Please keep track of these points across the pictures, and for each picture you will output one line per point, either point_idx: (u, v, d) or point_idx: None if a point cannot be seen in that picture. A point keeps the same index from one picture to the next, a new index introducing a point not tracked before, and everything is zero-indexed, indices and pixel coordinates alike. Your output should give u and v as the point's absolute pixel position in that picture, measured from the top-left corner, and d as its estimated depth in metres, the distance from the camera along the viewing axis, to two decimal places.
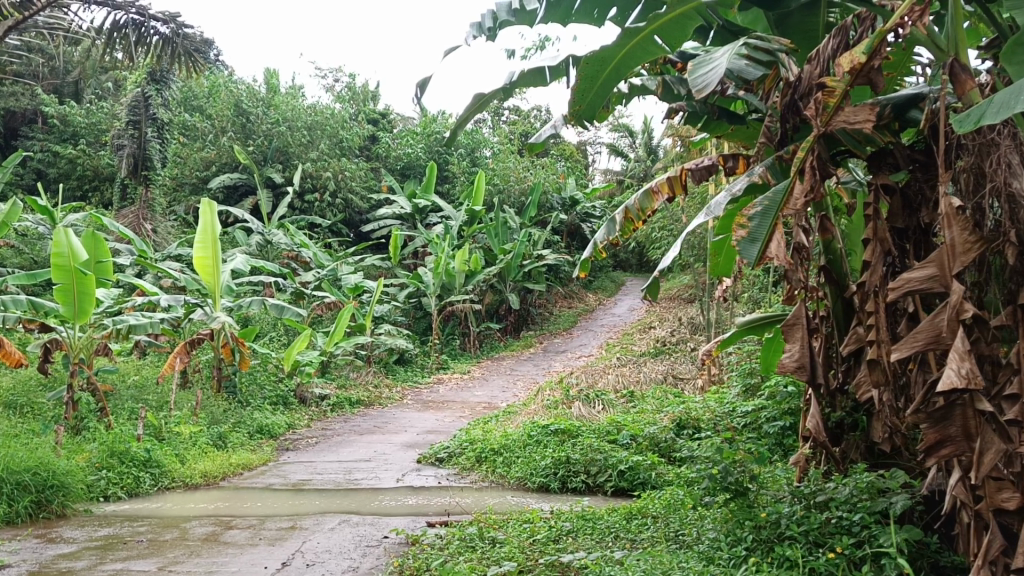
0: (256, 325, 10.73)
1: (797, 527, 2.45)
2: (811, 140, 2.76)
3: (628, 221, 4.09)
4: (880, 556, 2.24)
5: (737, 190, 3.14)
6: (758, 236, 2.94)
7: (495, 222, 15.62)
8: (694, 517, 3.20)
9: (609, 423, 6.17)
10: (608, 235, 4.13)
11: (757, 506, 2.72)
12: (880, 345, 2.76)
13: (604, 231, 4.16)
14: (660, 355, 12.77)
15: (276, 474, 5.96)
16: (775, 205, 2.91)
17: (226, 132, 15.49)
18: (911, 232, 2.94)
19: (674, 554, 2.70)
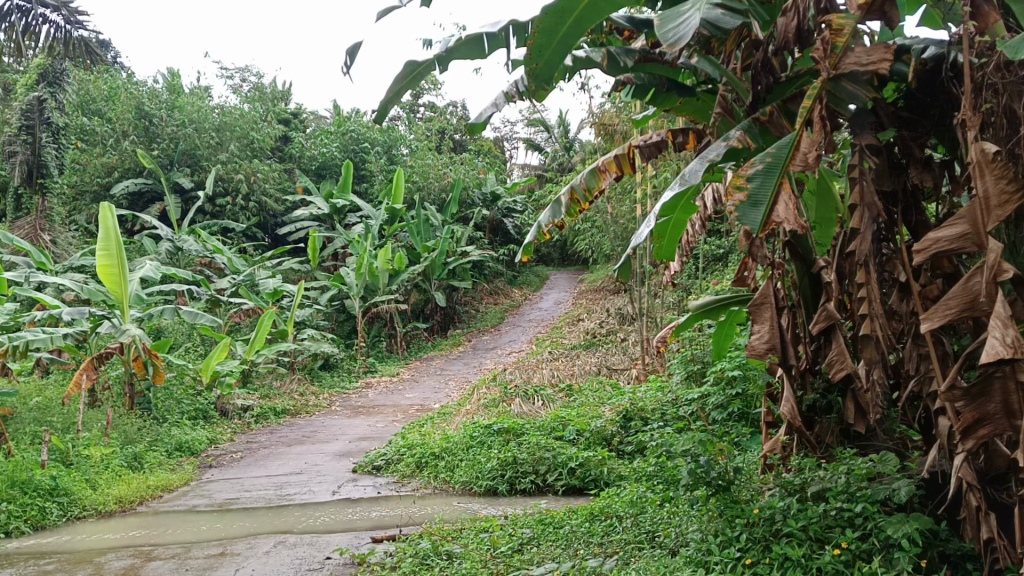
0: (170, 336, 10.13)
1: (795, 522, 2.38)
2: (819, 85, 2.62)
3: (574, 203, 3.89)
4: (888, 548, 2.20)
5: (714, 155, 2.88)
6: (763, 199, 2.69)
7: (417, 220, 15.26)
8: (668, 513, 3.04)
9: (553, 419, 5.95)
10: (553, 218, 3.95)
11: (744, 501, 2.63)
12: (874, 319, 2.72)
13: (549, 213, 3.97)
14: (591, 347, 12.65)
15: (200, 494, 5.53)
16: (780, 160, 2.68)
17: (128, 136, 14.66)
18: (900, 195, 2.87)
19: (658, 561, 2.55)
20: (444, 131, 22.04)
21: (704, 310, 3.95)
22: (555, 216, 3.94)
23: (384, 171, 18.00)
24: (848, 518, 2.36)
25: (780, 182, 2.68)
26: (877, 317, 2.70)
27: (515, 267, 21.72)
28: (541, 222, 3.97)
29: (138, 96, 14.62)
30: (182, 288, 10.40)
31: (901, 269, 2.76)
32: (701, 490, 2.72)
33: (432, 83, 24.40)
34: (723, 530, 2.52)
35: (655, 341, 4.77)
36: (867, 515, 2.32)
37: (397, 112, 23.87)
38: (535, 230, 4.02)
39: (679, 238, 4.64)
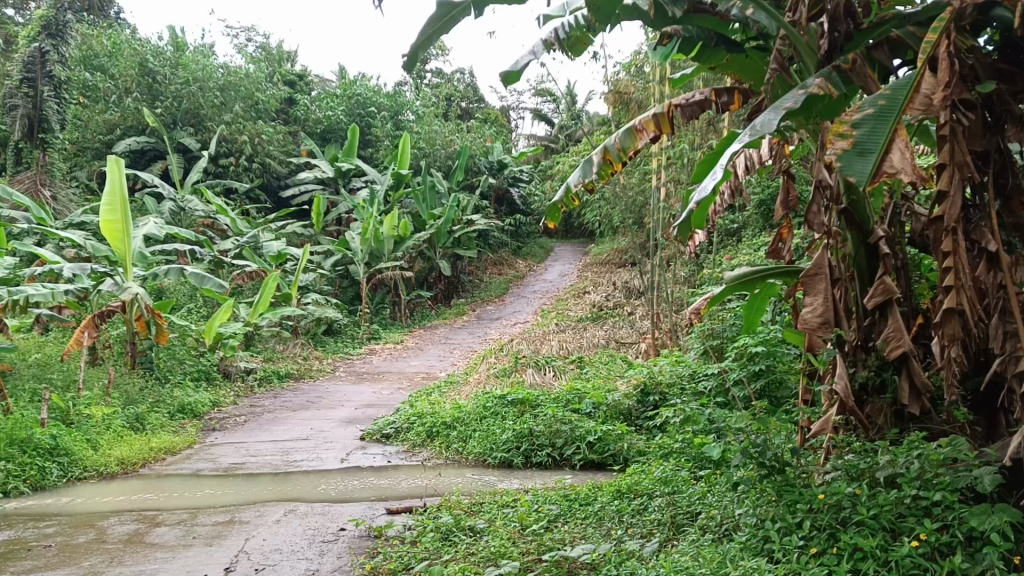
0: (172, 296, 9.95)
1: (865, 509, 2.26)
2: (950, 19, 2.42)
3: (608, 163, 3.64)
4: (974, 544, 2.11)
5: (792, 103, 2.61)
6: (873, 146, 2.47)
7: (423, 187, 15.05)
8: (708, 493, 2.91)
9: (568, 392, 5.79)
10: (584, 179, 3.69)
11: (800, 483, 2.50)
12: (962, 291, 2.49)
13: (579, 172, 3.70)
14: (598, 320, 12.48)
15: (203, 458, 5.37)
16: (897, 106, 2.50)
17: (131, 93, 14.36)
18: (994, 156, 2.64)
19: (712, 547, 2.42)
20: (451, 99, 21.69)
21: (741, 281, 3.81)
22: (586, 176, 3.68)
23: (390, 136, 17.73)
24: (923, 507, 2.24)
25: (896, 128, 2.48)
26: (966, 289, 2.46)
27: (520, 238, 21.49)
28: (571, 183, 3.71)
29: (142, 52, 14.31)
30: (185, 249, 10.21)
31: (989, 237, 2.55)
32: (753, 471, 2.58)
33: (439, 49, 23.99)
34: (778, 514, 2.41)
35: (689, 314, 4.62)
36: (946, 505, 2.20)
37: (403, 78, 23.49)
38: (563, 191, 3.76)
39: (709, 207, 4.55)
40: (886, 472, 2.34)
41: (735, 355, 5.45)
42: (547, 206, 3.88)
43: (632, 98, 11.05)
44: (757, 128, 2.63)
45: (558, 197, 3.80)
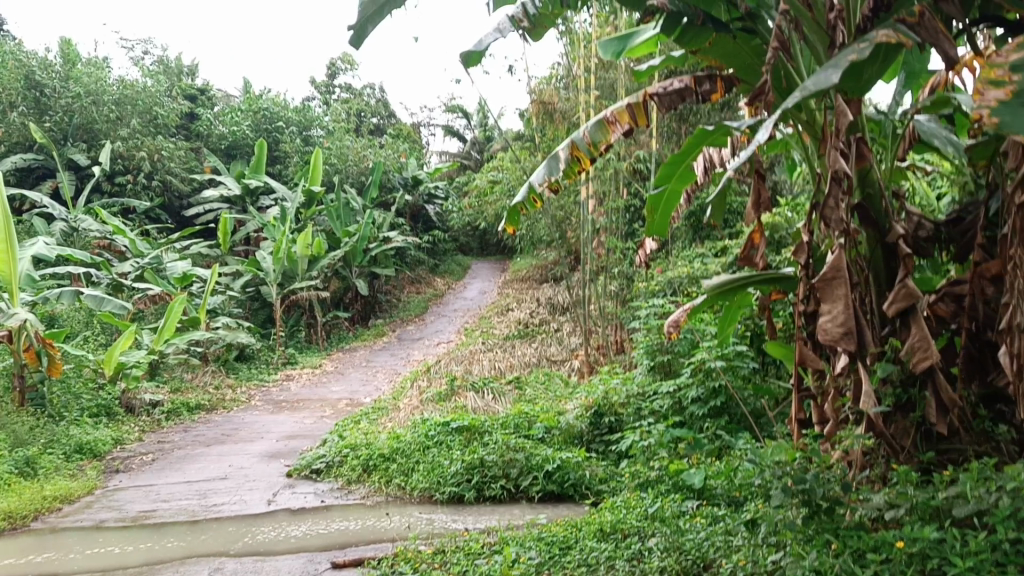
0: (65, 324, 9.08)
1: (960, 557, 1.98)
2: None
3: (576, 160, 3.40)
4: None
5: (848, 59, 2.33)
6: None
7: (337, 203, 14.47)
8: (729, 534, 2.62)
9: (516, 417, 5.38)
10: (549, 177, 3.45)
11: (859, 531, 2.22)
12: None
13: (544, 170, 3.45)
14: (525, 337, 12.11)
15: (107, 506, 4.72)
16: None
17: (17, 108, 13.30)
18: None
19: None
20: (362, 114, 21.11)
21: (721, 292, 3.53)
22: (552, 174, 3.43)
23: (300, 152, 17.03)
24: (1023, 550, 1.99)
25: None
26: None
27: (436, 256, 21.01)
28: (535, 181, 3.45)
29: (28, 64, 13.29)
30: (80, 272, 9.37)
31: None
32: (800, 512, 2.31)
33: (348, 64, 23.41)
34: (842, 569, 2.08)
35: (671, 325, 4.41)
36: None
37: (311, 93, 22.80)
38: (525, 189, 3.54)
39: (672, 212, 4.30)
40: (968, 512, 2.09)
41: (691, 371, 5.16)
42: (507, 207, 3.62)
43: (555, 110, 10.80)
44: (814, 86, 2.31)
45: (520, 197, 3.58)
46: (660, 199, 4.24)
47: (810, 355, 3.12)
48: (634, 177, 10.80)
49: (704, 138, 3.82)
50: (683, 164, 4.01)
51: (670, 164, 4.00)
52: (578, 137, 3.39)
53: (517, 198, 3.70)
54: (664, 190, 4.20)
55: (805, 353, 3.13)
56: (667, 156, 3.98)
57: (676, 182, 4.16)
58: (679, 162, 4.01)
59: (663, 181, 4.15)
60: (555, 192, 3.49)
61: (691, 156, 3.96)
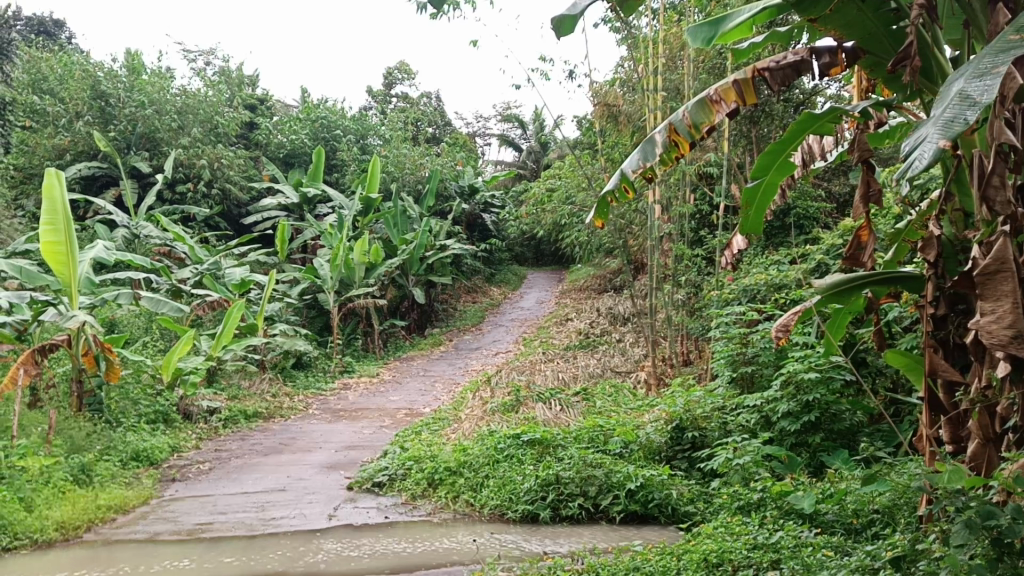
0: (125, 329, 9.03)
1: None
2: None
3: (673, 145, 3.25)
4: None
5: None
6: None
7: (394, 210, 14.31)
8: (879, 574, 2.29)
9: (590, 430, 5.04)
10: (642, 164, 3.33)
11: None
12: None
13: (638, 155, 3.32)
14: (586, 347, 11.75)
15: (162, 517, 4.51)
16: None
17: (83, 117, 13.43)
18: None
19: None
20: (418, 124, 21.01)
21: (835, 294, 3.17)
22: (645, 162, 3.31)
23: (357, 160, 16.96)
24: None
25: None
26: None
27: (492, 265, 20.78)
28: (628, 168, 3.34)
29: (94, 74, 13.44)
30: (140, 278, 9.33)
31: None
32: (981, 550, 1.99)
33: (405, 74, 23.42)
34: None
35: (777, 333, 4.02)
36: None
37: (368, 102, 22.81)
38: (619, 174, 3.40)
39: (768, 208, 3.94)
40: None
41: (780, 384, 4.80)
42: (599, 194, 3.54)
43: (620, 112, 10.45)
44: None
45: (613, 182, 3.45)
46: (755, 194, 3.88)
47: (944, 365, 2.78)
48: (702, 183, 10.40)
49: (812, 123, 3.46)
50: (786, 151, 3.65)
51: (771, 152, 3.64)
52: (678, 119, 3.21)
53: (610, 182, 3.56)
54: (760, 183, 3.84)
55: (938, 361, 2.76)
56: (769, 144, 3.62)
57: (774, 175, 3.80)
58: (780, 152, 3.65)
59: (760, 173, 3.79)
60: (649, 179, 3.36)
61: (795, 143, 3.60)
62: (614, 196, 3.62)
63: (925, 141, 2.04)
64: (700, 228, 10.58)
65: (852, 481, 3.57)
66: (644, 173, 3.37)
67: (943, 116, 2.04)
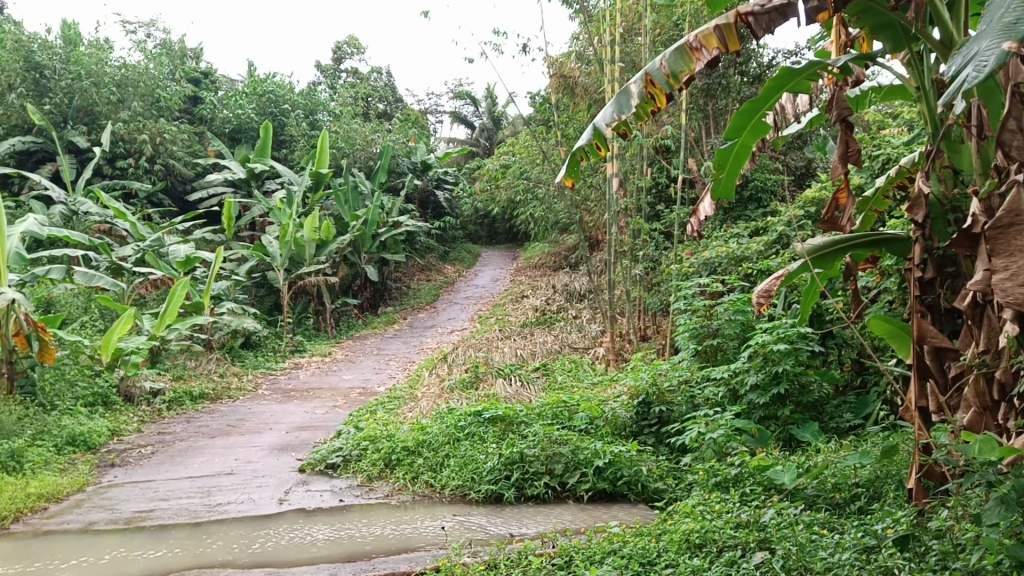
0: (63, 309, 8.61)
1: None
2: None
3: (650, 97, 3.19)
4: None
5: None
6: None
7: (345, 186, 13.94)
8: (886, 555, 2.13)
9: (553, 406, 4.87)
10: (617, 116, 3.27)
11: None
12: None
13: (613, 108, 3.25)
14: (543, 324, 11.58)
15: (99, 505, 4.21)
16: None
17: (15, 90, 12.77)
18: None
19: None
20: (368, 99, 20.54)
21: (818, 257, 3.07)
22: (619, 115, 3.26)
23: (306, 136, 16.48)
24: None
25: None
26: None
27: (445, 243, 20.52)
28: (603, 120, 3.27)
29: (26, 44, 12.78)
30: (77, 255, 8.88)
31: None
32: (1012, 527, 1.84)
33: (354, 48, 22.89)
34: None
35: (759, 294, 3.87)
36: None
37: (317, 77, 22.25)
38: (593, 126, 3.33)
39: (741, 171, 3.77)
40: None
41: (748, 355, 4.68)
42: (571, 149, 3.47)
43: (576, 84, 10.26)
44: None
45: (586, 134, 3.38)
46: (728, 156, 3.71)
47: (931, 330, 2.65)
48: (659, 156, 10.27)
49: (790, 79, 3.28)
50: (761, 113, 3.47)
51: (746, 111, 3.45)
52: (655, 70, 3.16)
53: (582, 136, 3.49)
54: (733, 145, 3.67)
55: (926, 326, 2.64)
56: (743, 104, 3.43)
57: (747, 136, 3.62)
58: (755, 112, 3.47)
59: (733, 135, 3.60)
60: (621, 133, 3.31)
61: (770, 103, 3.42)
62: (586, 151, 3.55)
63: (983, 51, 1.85)
64: (658, 202, 10.46)
65: (830, 454, 3.45)
66: (619, 127, 3.30)
67: (996, 25, 1.88)
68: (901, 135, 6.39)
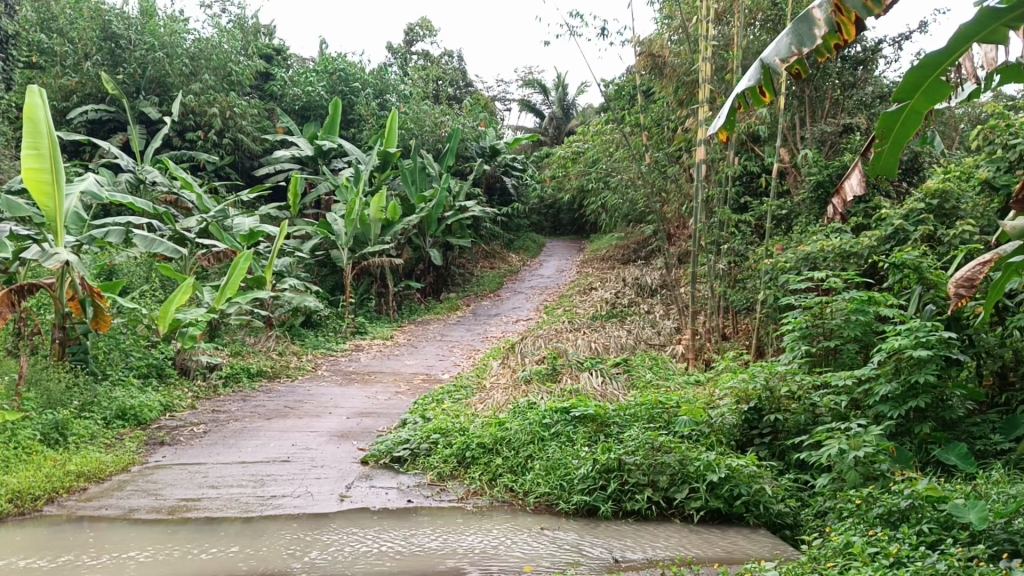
0: (125, 278, 8.36)
1: None
2: None
3: (838, 27, 2.79)
4: None
5: None
6: None
7: (413, 167, 13.52)
8: None
9: (648, 407, 4.30)
10: (796, 50, 2.85)
11: None
12: None
13: (793, 40, 2.85)
14: (614, 317, 11.01)
15: (142, 490, 3.78)
16: None
17: (91, 59, 12.63)
18: None
19: None
20: (439, 82, 20.13)
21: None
22: (799, 49, 2.85)
23: (375, 115, 16.11)
24: None
25: None
26: None
27: (511, 231, 20.04)
28: (779, 54, 2.87)
29: (104, 13, 12.61)
30: (140, 223, 8.61)
31: None
32: None
33: (427, 30, 22.49)
34: None
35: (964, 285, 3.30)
36: None
37: (388, 59, 21.93)
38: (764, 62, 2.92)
39: (908, 140, 3.13)
40: None
41: (878, 360, 4.07)
42: (732, 94, 3.07)
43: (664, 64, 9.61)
44: None
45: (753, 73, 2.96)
46: (894, 123, 3.08)
47: None
48: (750, 145, 9.58)
49: (989, 24, 2.64)
50: (943, 67, 2.81)
51: (924, 66, 2.81)
52: None
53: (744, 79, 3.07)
54: (902, 107, 3.02)
55: None
56: (921, 58, 2.79)
57: (921, 99, 2.97)
58: (934, 70, 2.83)
59: (904, 95, 2.96)
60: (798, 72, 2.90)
61: (957, 55, 2.76)
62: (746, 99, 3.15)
63: None
64: (747, 194, 9.76)
65: (1005, 488, 2.83)
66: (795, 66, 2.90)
67: None
68: None
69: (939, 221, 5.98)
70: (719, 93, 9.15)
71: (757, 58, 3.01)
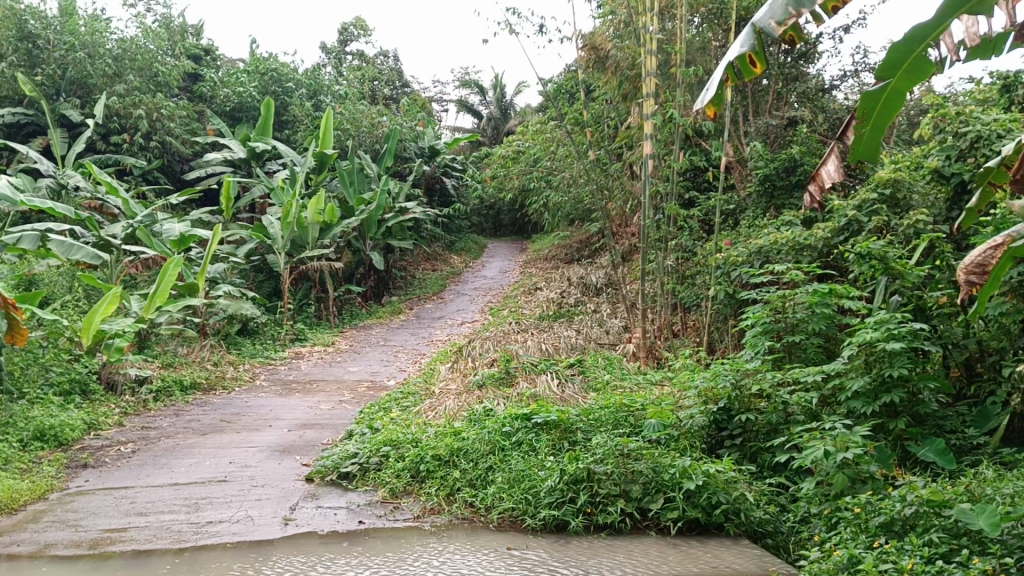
0: (46, 288, 7.82)
1: None
2: None
3: None
4: None
5: None
6: None
7: (351, 168, 13.12)
8: None
9: (611, 412, 4.07)
10: (794, 12, 2.64)
11: None
12: None
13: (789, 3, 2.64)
14: (562, 317, 10.80)
15: (61, 522, 3.39)
16: None
17: (6, 59, 11.90)
18: None
19: None
20: (375, 82, 19.69)
21: None
22: (796, 10, 2.63)
23: (310, 117, 15.64)
24: None
25: None
26: None
27: (451, 232, 19.72)
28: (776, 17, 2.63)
29: (19, 11, 11.90)
30: (62, 230, 8.07)
31: None
32: None
33: (362, 31, 22.06)
34: None
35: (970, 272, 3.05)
36: None
37: (321, 59, 21.40)
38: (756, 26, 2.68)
39: (891, 121, 2.99)
40: None
41: (847, 354, 3.92)
42: (723, 61, 2.85)
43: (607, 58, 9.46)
44: None
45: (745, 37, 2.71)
46: (875, 102, 2.93)
47: None
48: (695, 140, 9.47)
49: None
50: (930, 41, 2.66)
51: (909, 41, 2.65)
52: None
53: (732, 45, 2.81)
54: (884, 86, 2.86)
55: None
56: (907, 31, 2.63)
57: (903, 78, 2.82)
58: (919, 43, 2.66)
59: (886, 73, 2.81)
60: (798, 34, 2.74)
61: (943, 29, 2.61)
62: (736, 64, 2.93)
63: None
64: (693, 189, 9.66)
65: (1000, 487, 2.67)
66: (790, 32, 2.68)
67: None
68: (992, 112, 5.62)
69: (892, 211, 5.89)
70: (663, 89, 9.02)
71: (746, 24, 2.77)
